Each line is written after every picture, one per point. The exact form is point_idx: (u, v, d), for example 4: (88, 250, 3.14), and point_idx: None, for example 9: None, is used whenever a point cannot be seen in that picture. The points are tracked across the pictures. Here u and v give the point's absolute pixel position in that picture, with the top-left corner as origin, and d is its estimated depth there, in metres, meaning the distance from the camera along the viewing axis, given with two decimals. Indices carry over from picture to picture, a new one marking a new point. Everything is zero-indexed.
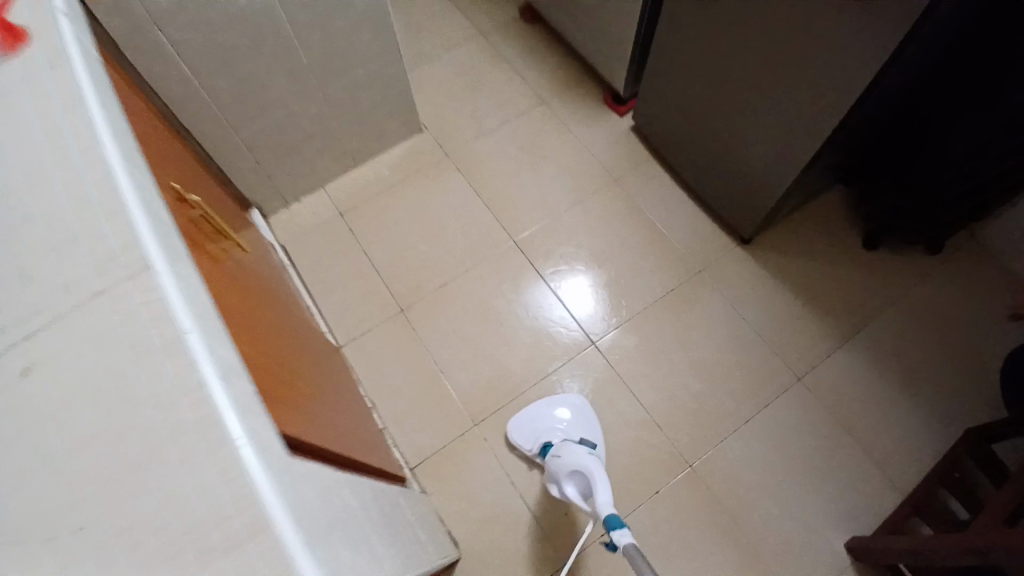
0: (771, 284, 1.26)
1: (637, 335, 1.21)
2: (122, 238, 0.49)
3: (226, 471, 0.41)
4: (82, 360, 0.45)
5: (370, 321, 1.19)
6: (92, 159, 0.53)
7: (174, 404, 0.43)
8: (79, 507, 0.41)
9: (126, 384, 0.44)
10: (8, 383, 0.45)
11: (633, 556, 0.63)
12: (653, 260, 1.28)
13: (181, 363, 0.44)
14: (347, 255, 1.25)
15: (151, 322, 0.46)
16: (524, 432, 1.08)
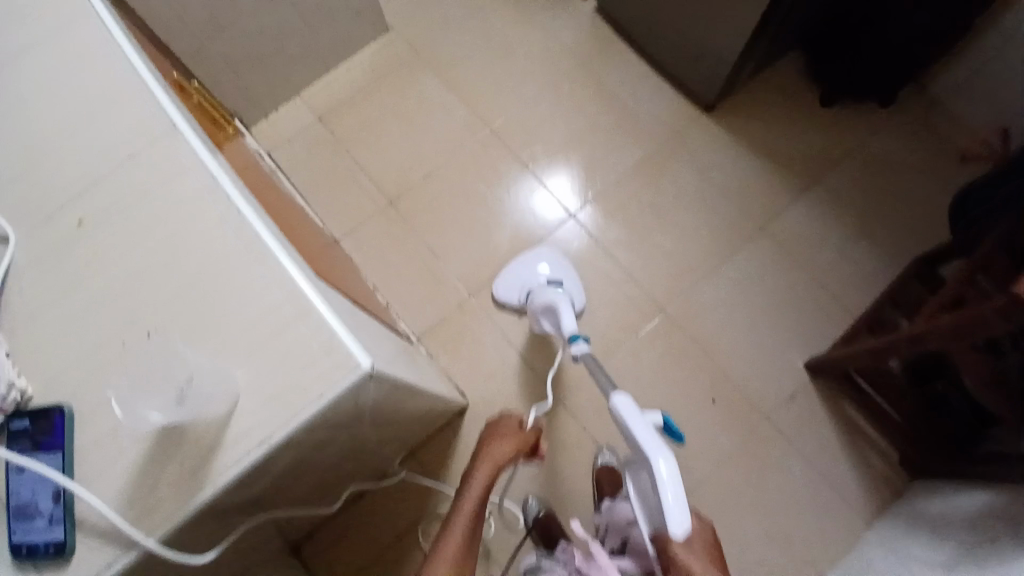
0: (735, 145, 1.34)
1: (611, 204, 1.30)
2: (152, 115, 0.61)
3: (267, 271, 0.53)
4: (137, 209, 0.57)
5: (363, 215, 1.29)
6: (115, 58, 0.64)
7: (218, 230, 0.55)
8: (158, 311, 0.53)
9: (176, 217, 0.56)
10: (82, 233, 0.57)
11: (591, 365, 0.85)
12: (623, 133, 1.35)
13: (217, 198, 0.57)
14: (334, 157, 1.33)
15: (187, 173, 0.58)
16: (508, 286, 1.21)
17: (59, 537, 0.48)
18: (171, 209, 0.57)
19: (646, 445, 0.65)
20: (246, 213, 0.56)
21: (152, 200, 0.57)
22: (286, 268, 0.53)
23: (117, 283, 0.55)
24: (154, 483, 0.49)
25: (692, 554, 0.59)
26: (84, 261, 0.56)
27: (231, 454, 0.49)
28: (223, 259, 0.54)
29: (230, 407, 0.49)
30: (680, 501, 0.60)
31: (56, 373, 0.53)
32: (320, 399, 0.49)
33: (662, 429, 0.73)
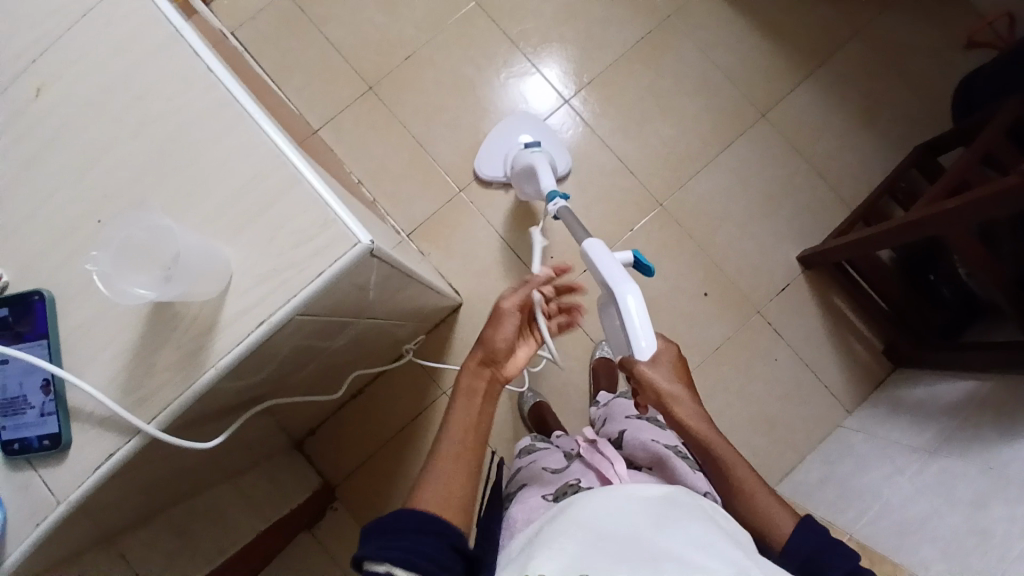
0: (739, 23, 1.25)
1: (608, 89, 1.22)
2: None
3: (248, 138, 0.47)
4: (89, 71, 0.50)
5: (342, 103, 1.20)
6: None
7: (186, 93, 0.48)
8: (130, 189, 0.48)
9: (138, 78, 0.49)
10: (30, 102, 0.50)
11: (567, 217, 0.83)
12: (621, 9, 1.25)
13: (180, 52, 0.49)
14: (306, 37, 1.21)
15: (143, 25, 0.50)
16: (490, 159, 1.16)
17: (52, 430, 0.46)
18: (129, 68, 0.49)
19: (610, 279, 0.65)
20: (216, 70, 0.49)
21: (106, 58, 0.50)
22: (268, 133, 0.47)
23: (82, 157, 0.49)
24: (150, 369, 0.47)
25: (657, 371, 0.65)
26: (41, 134, 0.50)
27: (229, 337, 0.46)
28: (197, 126, 0.48)
29: (223, 288, 0.46)
30: (647, 329, 0.62)
31: (28, 259, 0.49)
32: (318, 277, 0.46)
33: (633, 265, 0.73)
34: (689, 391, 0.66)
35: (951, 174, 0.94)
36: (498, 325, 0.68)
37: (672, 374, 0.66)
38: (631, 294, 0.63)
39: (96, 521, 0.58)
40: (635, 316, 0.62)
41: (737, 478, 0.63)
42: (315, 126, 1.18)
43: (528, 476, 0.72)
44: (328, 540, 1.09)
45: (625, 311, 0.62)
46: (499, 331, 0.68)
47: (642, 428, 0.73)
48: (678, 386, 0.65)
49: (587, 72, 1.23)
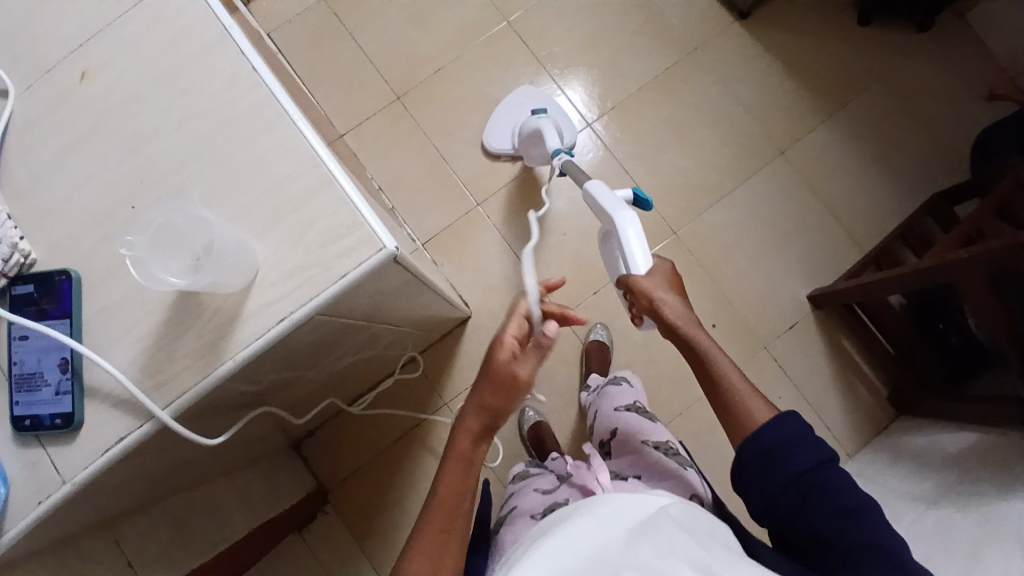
0: (764, 62, 1.27)
1: (630, 116, 1.24)
2: None
3: (286, 138, 0.48)
4: (135, 62, 0.51)
5: (368, 111, 1.22)
6: None
7: (229, 90, 0.49)
8: (162, 181, 0.49)
9: (186, 72, 0.50)
10: (74, 87, 0.52)
11: (571, 169, 0.90)
12: (648, 40, 1.27)
13: (228, 50, 0.50)
14: (339, 44, 1.24)
15: (195, 22, 0.51)
16: (498, 130, 1.19)
17: (66, 409, 0.47)
18: (179, 62, 0.51)
19: (606, 205, 0.74)
20: (261, 70, 0.50)
21: (156, 51, 0.51)
22: (307, 135, 0.48)
23: (123, 145, 0.50)
24: (169, 356, 0.47)
25: (651, 281, 0.68)
26: (86, 117, 0.51)
27: (249, 332, 0.47)
28: (239, 123, 0.49)
29: (248, 283, 0.47)
30: (644, 254, 0.70)
31: (59, 237, 0.50)
32: (343, 278, 0.47)
33: (632, 201, 0.81)
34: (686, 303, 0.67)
35: (962, 226, 0.95)
36: (507, 391, 0.61)
37: (669, 284, 0.68)
38: (627, 220, 0.71)
39: (93, 505, 0.57)
40: (634, 244, 0.69)
41: (727, 380, 0.62)
42: (342, 131, 1.20)
43: (519, 500, 0.73)
44: (318, 544, 1.08)
45: (622, 231, 0.70)
46: (508, 399, 0.61)
47: (629, 422, 0.83)
48: (676, 299, 0.66)
49: (611, 98, 1.24)
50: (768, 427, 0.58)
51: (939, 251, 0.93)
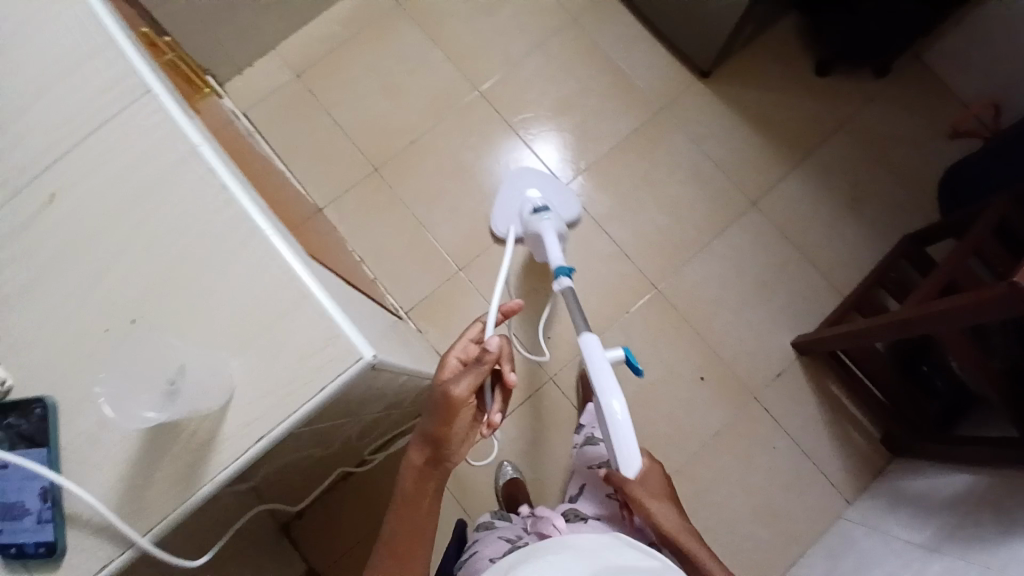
0: (807, 223, 1.35)
1: (695, 276, 1.31)
2: (120, 76, 0.53)
3: (261, 251, 0.48)
4: (102, 178, 0.51)
5: (430, 286, 1.26)
6: (70, 15, 0.54)
7: (200, 202, 0.50)
8: (135, 302, 0.48)
9: (154, 191, 0.50)
10: (37, 208, 0.51)
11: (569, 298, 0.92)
12: (697, 206, 1.35)
13: (196, 169, 0.50)
14: (394, 212, 1.29)
15: (163, 139, 0.51)
16: (501, 218, 1.26)
17: (48, 537, 0.45)
18: (147, 181, 0.50)
19: (602, 389, 0.78)
20: (230, 186, 0.50)
21: (126, 168, 0.51)
22: (281, 250, 0.49)
23: (92, 264, 0.49)
24: (148, 482, 0.46)
25: (659, 508, 0.73)
26: (51, 239, 0.50)
27: (226, 455, 0.46)
28: (209, 239, 0.49)
29: (227, 402, 0.46)
30: (632, 445, 0.74)
31: (27, 364, 0.48)
32: (321, 392, 0.46)
33: (625, 362, 0.84)
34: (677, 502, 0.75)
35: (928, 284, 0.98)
36: (449, 412, 0.71)
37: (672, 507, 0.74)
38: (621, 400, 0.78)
39: None
40: (619, 428, 0.74)
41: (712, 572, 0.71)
42: (404, 308, 1.24)
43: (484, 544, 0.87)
44: None
45: (619, 434, 0.74)
46: (450, 422, 0.71)
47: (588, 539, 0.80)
48: (676, 517, 0.73)
49: (669, 266, 1.32)
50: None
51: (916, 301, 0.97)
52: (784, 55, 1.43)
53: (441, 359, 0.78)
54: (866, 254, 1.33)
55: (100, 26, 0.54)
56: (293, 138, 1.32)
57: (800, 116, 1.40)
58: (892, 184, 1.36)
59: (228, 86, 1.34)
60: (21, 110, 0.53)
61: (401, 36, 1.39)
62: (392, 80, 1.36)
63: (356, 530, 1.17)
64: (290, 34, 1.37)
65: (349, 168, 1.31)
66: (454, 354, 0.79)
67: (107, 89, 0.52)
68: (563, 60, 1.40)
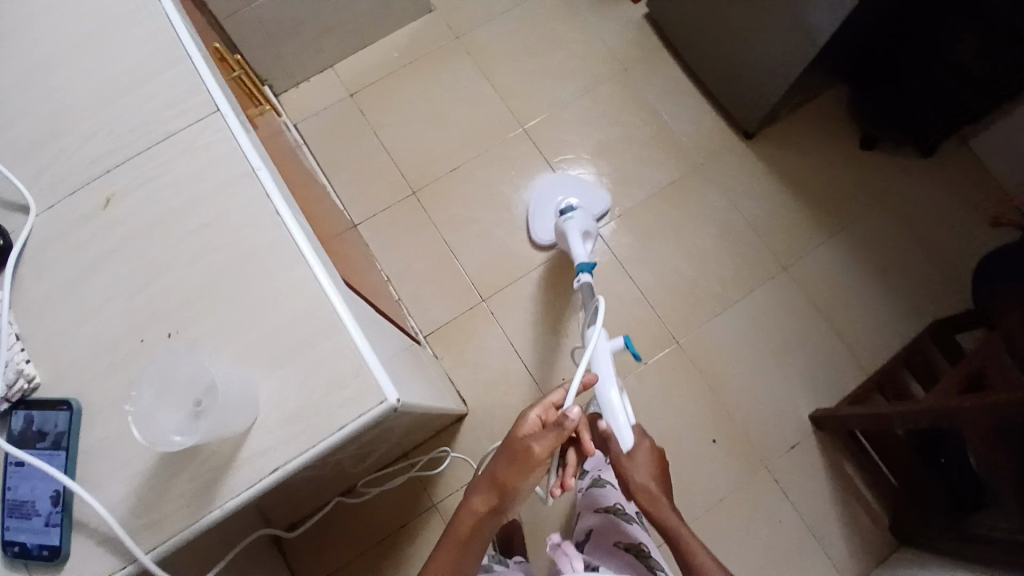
0: (836, 295, 1.33)
1: (717, 334, 1.30)
2: (194, 96, 0.56)
3: (302, 278, 0.50)
4: (161, 191, 0.53)
5: (453, 313, 1.28)
6: (156, 36, 0.58)
7: (249, 224, 0.52)
8: (172, 316, 0.50)
9: (208, 209, 0.53)
10: (95, 214, 0.53)
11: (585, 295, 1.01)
12: (726, 265, 1.35)
13: (251, 189, 0.52)
14: (425, 236, 1.32)
15: (224, 157, 0.53)
16: (539, 225, 1.31)
17: (54, 541, 0.46)
18: (202, 200, 0.53)
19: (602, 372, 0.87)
20: (281, 209, 0.52)
21: (185, 184, 0.53)
22: (321, 280, 0.50)
23: (138, 272, 0.52)
24: (163, 495, 0.47)
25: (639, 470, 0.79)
26: (103, 244, 0.52)
27: (240, 481, 0.47)
28: (254, 261, 0.51)
29: (249, 426, 0.48)
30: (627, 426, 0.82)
31: (64, 363, 0.50)
32: (340, 430, 0.47)
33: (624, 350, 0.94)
34: (665, 493, 0.77)
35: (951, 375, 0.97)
36: (524, 464, 0.75)
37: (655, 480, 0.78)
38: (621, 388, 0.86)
39: None
40: (618, 413, 0.83)
41: (697, 561, 0.70)
42: (424, 331, 1.26)
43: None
44: None
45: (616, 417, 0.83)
46: (522, 473, 0.75)
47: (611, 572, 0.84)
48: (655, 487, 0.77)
49: (692, 322, 1.31)
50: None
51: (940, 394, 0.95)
52: (829, 124, 1.43)
53: (520, 414, 0.83)
54: (894, 334, 1.31)
55: (183, 50, 0.58)
56: (338, 154, 1.36)
57: (840, 187, 1.40)
58: (928, 267, 1.34)
59: (283, 98, 1.40)
60: (93, 119, 0.56)
61: (454, 67, 1.43)
62: (439, 110, 1.40)
63: (347, 550, 1.16)
64: (348, 56, 1.42)
65: (388, 190, 1.34)
66: (533, 411, 0.83)
67: (179, 107, 0.56)
68: (608, 106, 1.43)
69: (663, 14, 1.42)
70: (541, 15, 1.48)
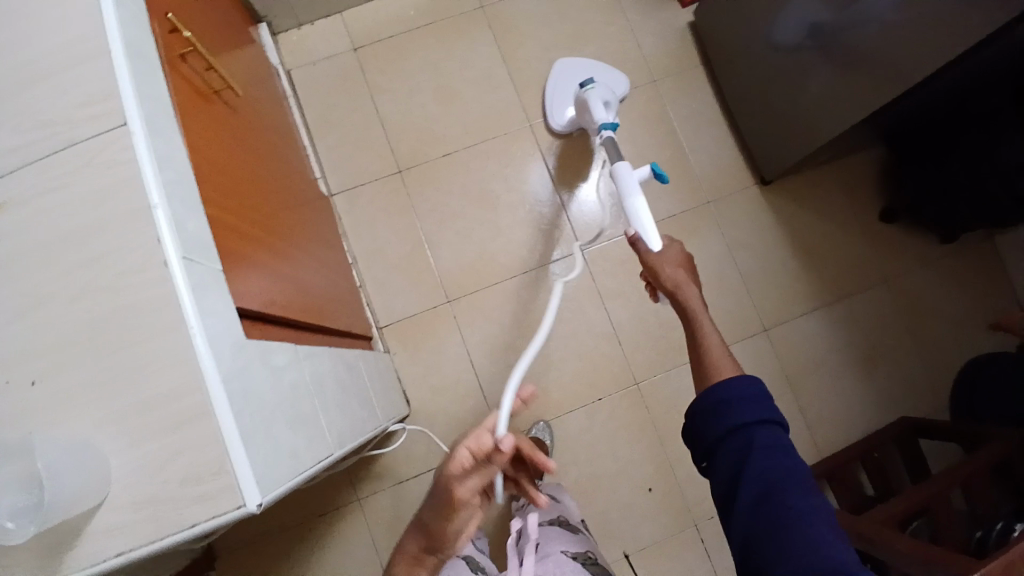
0: (811, 370, 1.28)
1: (679, 384, 1.26)
2: (105, 99, 0.48)
3: (181, 351, 0.45)
4: (48, 211, 0.47)
5: (415, 308, 1.22)
6: (81, 14, 0.50)
7: (135, 273, 0.45)
8: (35, 363, 0.45)
9: (94, 244, 0.46)
10: None
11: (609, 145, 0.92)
12: (708, 315, 1.29)
13: (143, 231, 0.46)
14: (403, 220, 1.25)
15: (123, 186, 0.46)
16: (557, 112, 1.27)
17: None
18: (90, 231, 0.46)
19: (627, 188, 0.80)
20: (173, 263, 0.45)
21: (75, 208, 0.46)
22: (200, 356, 0.45)
23: (16, 300, 0.45)
24: (12, 548, 0.44)
25: (666, 266, 0.75)
26: None
27: (80, 559, 0.43)
28: (134, 318, 0.45)
29: (97, 503, 0.44)
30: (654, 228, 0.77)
31: None
32: (190, 526, 0.44)
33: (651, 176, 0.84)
34: (691, 279, 0.75)
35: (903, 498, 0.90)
36: (450, 510, 0.66)
37: (679, 265, 0.75)
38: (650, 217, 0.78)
39: None
40: (645, 218, 0.77)
41: (704, 340, 0.70)
42: (382, 322, 1.21)
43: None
44: None
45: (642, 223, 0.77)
46: (449, 510, 0.65)
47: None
48: (681, 273, 0.74)
49: (659, 366, 1.26)
50: (724, 385, 0.62)
51: (883, 514, 0.90)
52: (853, 188, 1.34)
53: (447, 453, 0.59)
54: (859, 422, 1.27)
55: (104, 37, 0.49)
56: (330, 113, 1.26)
57: (847, 257, 1.32)
58: (913, 361, 1.29)
59: (282, 37, 1.28)
60: None
61: (473, 41, 1.31)
62: (446, 86, 1.29)
63: (260, 524, 1.15)
64: (362, 4, 1.30)
65: (375, 162, 1.26)
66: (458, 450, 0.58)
67: (86, 110, 0.48)
68: (628, 119, 1.32)
69: (708, 32, 1.30)
70: (578, 1, 1.35)
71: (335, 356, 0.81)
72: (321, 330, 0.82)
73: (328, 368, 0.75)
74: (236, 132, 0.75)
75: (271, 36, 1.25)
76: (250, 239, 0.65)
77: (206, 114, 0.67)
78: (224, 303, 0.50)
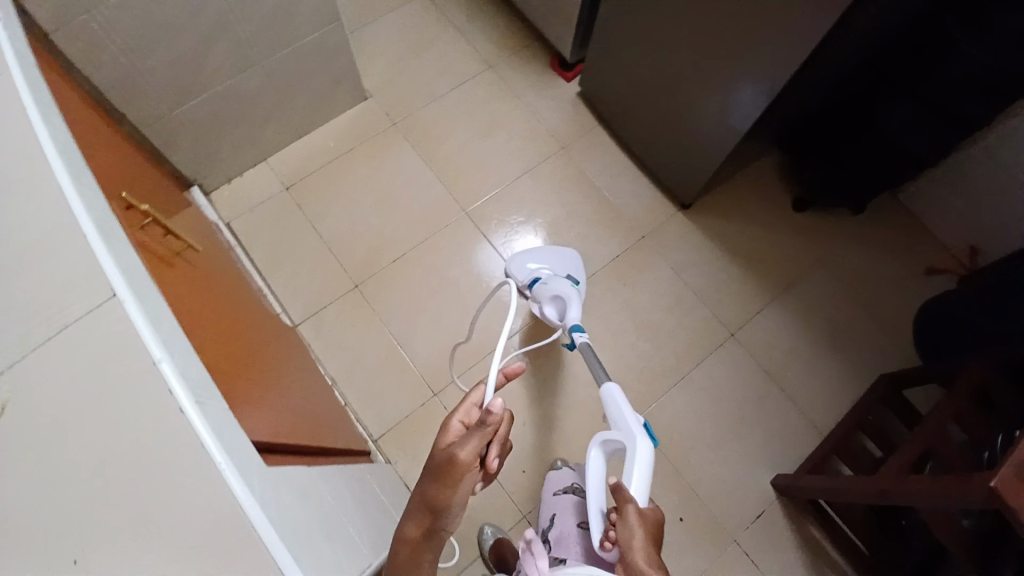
0: (785, 359, 1.35)
1: (673, 408, 1.30)
2: (88, 277, 0.51)
3: (213, 489, 0.47)
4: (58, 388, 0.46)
5: (405, 411, 1.23)
6: (51, 207, 0.53)
7: (155, 429, 0.47)
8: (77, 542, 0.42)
9: (111, 411, 0.47)
10: None
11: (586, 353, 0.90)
12: (678, 337, 1.35)
13: (151, 388, 0.48)
14: (372, 329, 1.28)
15: (124, 351, 0.49)
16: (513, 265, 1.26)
17: None
18: (103, 400, 0.47)
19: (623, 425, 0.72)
20: (189, 410, 0.48)
21: (84, 382, 0.47)
22: (233, 489, 0.47)
23: None
24: None
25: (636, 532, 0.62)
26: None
27: None
28: (164, 471, 0.46)
29: None
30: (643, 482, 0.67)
31: None
32: None
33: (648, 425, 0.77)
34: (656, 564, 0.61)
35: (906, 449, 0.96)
36: (453, 475, 0.63)
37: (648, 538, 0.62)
38: (649, 478, 0.67)
39: None
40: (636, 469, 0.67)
41: None
42: (375, 435, 1.21)
43: None
44: None
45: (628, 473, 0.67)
46: (453, 485, 0.64)
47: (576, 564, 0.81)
48: (646, 549, 0.61)
49: (651, 397, 1.30)
50: None
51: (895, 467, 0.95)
52: (763, 190, 1.48)
53: (442, 422, 0.70)
54: (843, 393, 1.33)
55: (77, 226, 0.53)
56: (276, 252, 1.32)
57: (780, 250, 1.43)
58: (869, 323, 1.38)
59: (215, 195, 1.35)
60: None
61: (395, 154, 1.42)
62: (381, 199, 1.38)
63: None
64: (285, 148, 1.40)
65: (331, 284, 1.31)
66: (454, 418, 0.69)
67: (72, 291, 0.50)
68: (551, 185, 1.44)
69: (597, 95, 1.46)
70: (478, 98, 1.50)
71: (344, 473, 0.81)
72: (325, 452, 0.82)
73: (341, 484, 0.76)
74: (200, 284, 0.79)
75: (205, 196, 1.31)
76: (240, 376, 0.68)
77: (174, 275, 0.71)
78: (239, 436, 0.53)
